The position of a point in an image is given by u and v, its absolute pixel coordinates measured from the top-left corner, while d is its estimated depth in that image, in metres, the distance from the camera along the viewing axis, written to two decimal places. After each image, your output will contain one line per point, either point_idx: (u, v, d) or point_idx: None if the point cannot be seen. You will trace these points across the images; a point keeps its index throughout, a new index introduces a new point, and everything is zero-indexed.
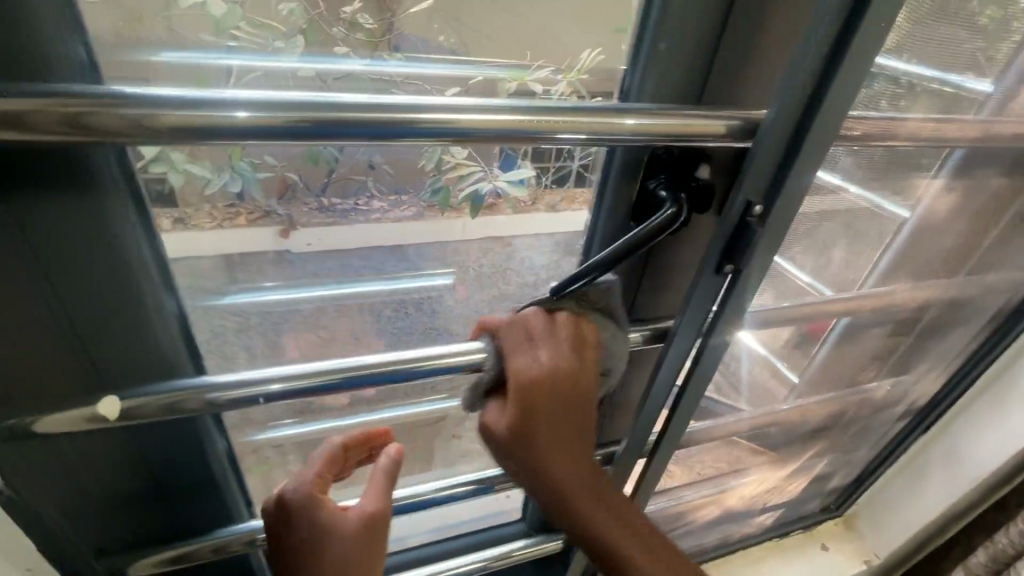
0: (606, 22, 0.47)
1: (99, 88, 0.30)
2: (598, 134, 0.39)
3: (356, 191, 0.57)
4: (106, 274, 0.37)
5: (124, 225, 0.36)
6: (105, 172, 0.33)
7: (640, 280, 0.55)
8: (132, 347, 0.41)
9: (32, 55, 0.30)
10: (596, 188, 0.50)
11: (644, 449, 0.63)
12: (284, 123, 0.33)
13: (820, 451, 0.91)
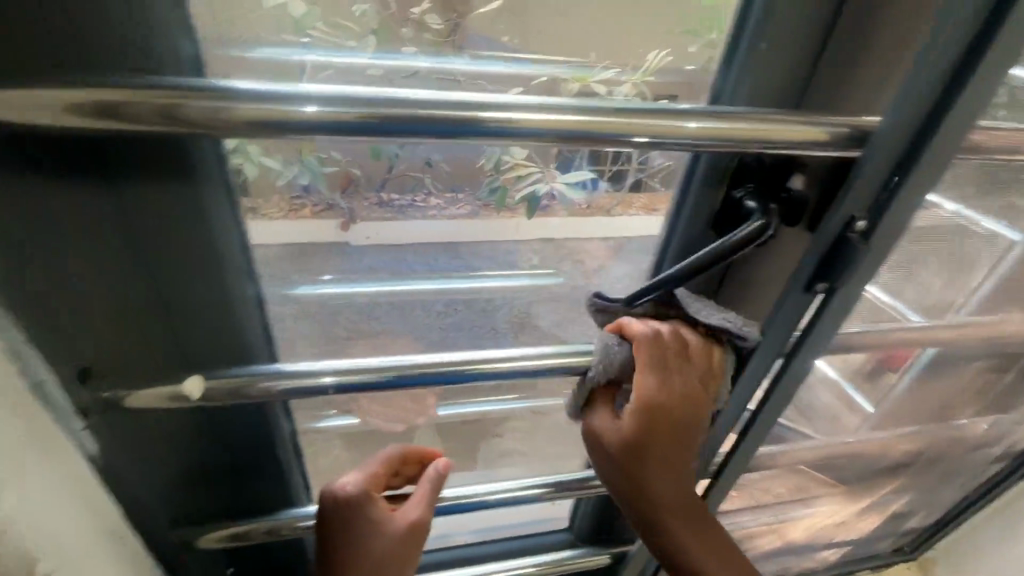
0: (676, 22, 0.46)
1: (202, 81, 0.31)
2: (667, 138, 0.37)
3: (412, 188, 0.55)
4: (198, 259, 0.38)
5: (214, 217, 0.37)
6: (202, 162, 0.35)
7: (716, 293, 0.53)
8: (215, 330, 0.43)
9: (146, 49, 0.32)
10: (675, 195, 0.48)
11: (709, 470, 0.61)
12: (361, 122, 0.33)
13: (898, 488, 0.84)
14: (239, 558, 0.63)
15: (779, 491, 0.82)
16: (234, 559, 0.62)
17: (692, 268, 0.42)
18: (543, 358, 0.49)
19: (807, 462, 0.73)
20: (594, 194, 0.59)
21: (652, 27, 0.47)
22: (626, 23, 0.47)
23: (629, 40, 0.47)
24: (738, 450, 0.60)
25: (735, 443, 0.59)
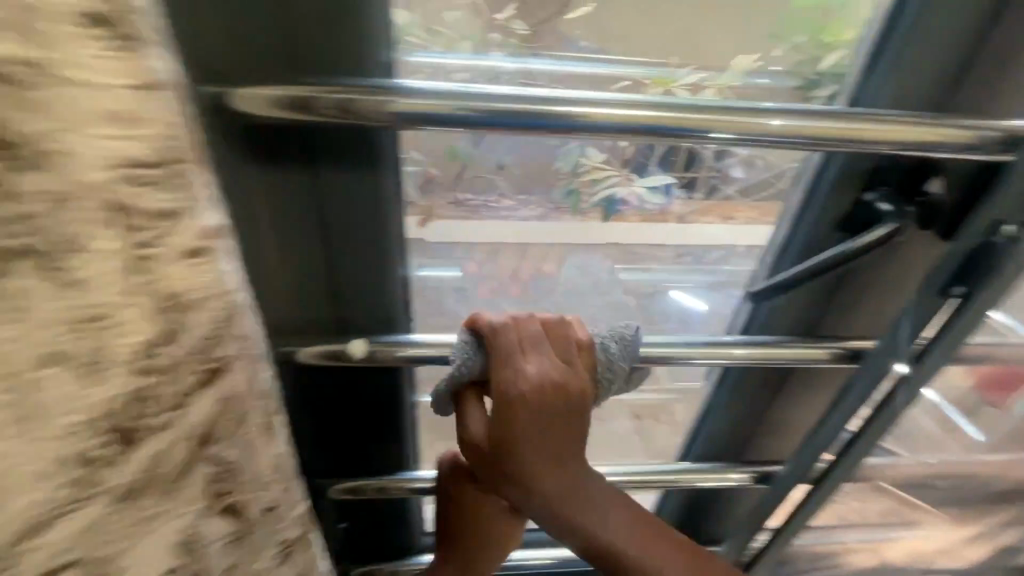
0: (762, 30, 0.48)
1: (384, 82, 0.37)
2: (746, 134, 0.39)
3: (483, 190, 0.59)
4: (363, 234, 0.44)
5: (387, 205, 0.43)
6: (384, 153, 0.41)
7: (835, 292, 0.58)
8: (369, 299, 0.48)
9: (340, 56, 0.37)
10: (802, 197, 0.53)
11: (811, 476, 0.66)
12: (464, 113, 0.36)
13: (1012, 519, 0.78)
14: (351, 515, 0.69)
15: (868, 510, 0.81)
16: (347, 516, 0.69)
17: (809, 272, 0.52)
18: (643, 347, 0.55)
19: (904, 478, 0.71)
20: (670, 199, 0.62)
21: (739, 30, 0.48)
22: (709, 24, 0.47)
23: (713, 40, 0.48)
24: (843, 460, 0.62)
25: (840, 453, 0.62)
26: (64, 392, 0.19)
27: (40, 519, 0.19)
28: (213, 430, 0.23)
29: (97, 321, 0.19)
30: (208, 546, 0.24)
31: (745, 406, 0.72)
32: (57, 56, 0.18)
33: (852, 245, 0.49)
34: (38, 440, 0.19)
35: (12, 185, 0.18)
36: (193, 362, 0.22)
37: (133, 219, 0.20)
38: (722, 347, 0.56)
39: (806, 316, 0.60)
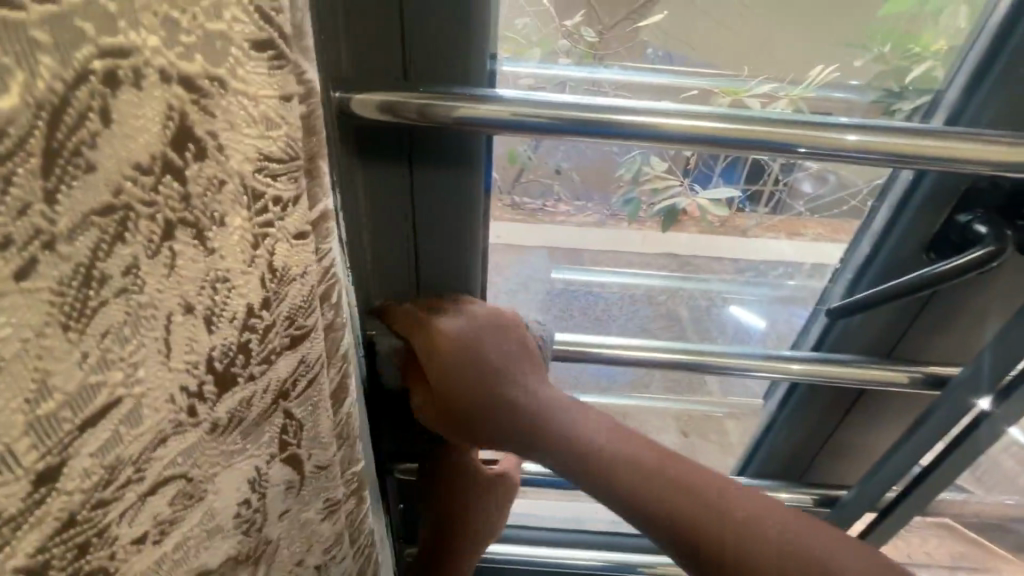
0: (837, 42, 0.47)
1: (471, 90, 0.39)
2: (817, 147, 0.39)
3: (541, 193, 0.61)
4: (451, 226, 0.49)
5: (474, 198, 0.47)
6: (476, 151, 0.44)
7: (918, 315, 0.57)
8: (450, 285, 0.53)
9: (430, 64, 0.40)
10: (884, 217, 0.54)
11: (877, 505, 0.67)
12: (528, 120, 0.39)
13: None
14: (408, 498, 0.72)
15: (933, 547, 0.80)
16: (404, 498, 0.72)
17: (887, 294, 0.53)
18: (704, 360, 0.59)
19: (971, 514, 0.70)
20: (731, 210, 0.62)
21: (810, 38, 0.47)
22: (784, 32, 0.47)
23: (783, 50, 0.48)
24: (913, 491, 0.64)
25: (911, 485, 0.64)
26: (190, 335, 0.20)
27: (159, 438, 0.21)
28: (293, 383, 0.25)
29: (226, 284, 0.20)
30: (270, 478, 0.27)
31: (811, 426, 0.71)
32: (236, 66, 0.18)
33: (932, 270, 0.49)
34: (168, 373, 0.20)
35: (190, 179, 0.18)
36: (287, 327, 0.24)
37: (267, 204, 0.21)
38: (782, 360, 0.58)
39: (884, 337, 0.59)
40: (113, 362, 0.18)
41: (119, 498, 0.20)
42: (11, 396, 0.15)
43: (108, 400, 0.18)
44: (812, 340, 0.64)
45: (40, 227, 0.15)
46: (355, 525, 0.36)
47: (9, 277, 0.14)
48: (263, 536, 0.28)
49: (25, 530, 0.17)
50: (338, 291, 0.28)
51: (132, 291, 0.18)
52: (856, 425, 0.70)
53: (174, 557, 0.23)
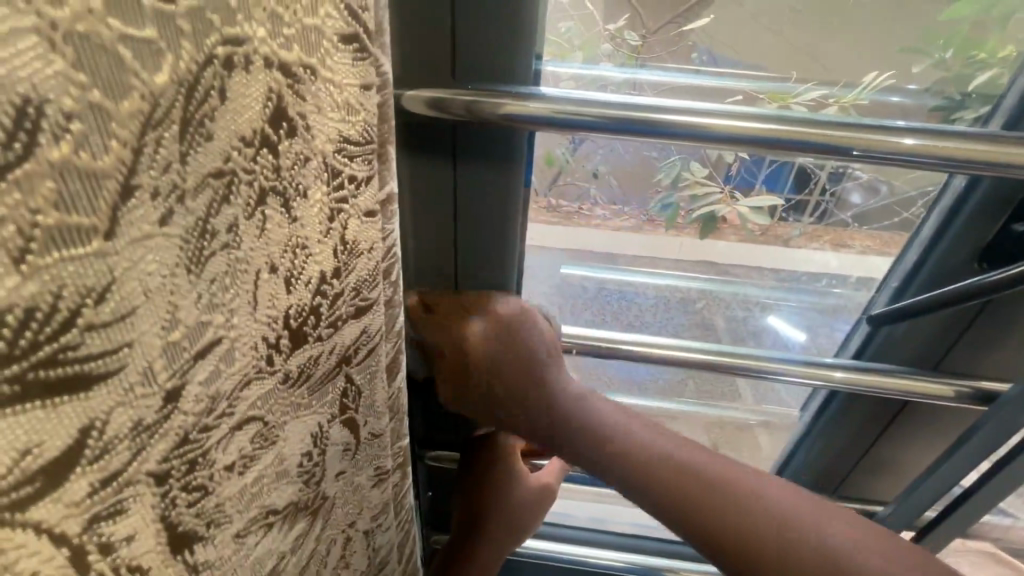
0: (887, 47, 0.47)
1: (518, 89, 0.41)
2: (873, 151, 0.39)
3: (577, 196, 0.62)
4: (492, 218, 0.50)
5: (513, 193, 0.49)
6: (518, 147, 0.46)
7: (968, 326, 0.55)
8: (489, 276, 0.54)
9: (480, 64, 0.42)
10: (935, 222, 0.53)
11: (915, 522, 0.66)
12: (572, 117, 0.40)
13: None
14: (437, 486, 0.74)
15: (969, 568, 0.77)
16: (433, 486, 0.74)
17: (931, 300, 0.53)
18: (741, 363, 0.58)
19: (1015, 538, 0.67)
20: (774, 220, 0.61)
21: (859, 44, 0.47)
22: (831, 38, 0.47)
23: (830, 55, 0.48)
24: (955, 511, 0.62)
25: (954, 505, 0.62)
26: (275, 291, 0.21)
27: (246, 378, 0.20)
28: (354, 350, 0.27)
29: (306, 252, 0.22)
30: (330, 435, 0.27)
31: (847, 439, 0.69)
32: (326, 56, 0.20)
33: (982, 280, 0.49)
34: (257, 324, 0.20)
35: (281, 154, 0.19)
36: (353, 297, 0.25)
37: (343, 182, 0.23)
38: (823, 368, 0.57)
39: (929, 350, 0.58)
40: (218, 306, 0.18)
41: (217, 428, 0.19)
42: (152, 321, 0.15)
43: (211, 338, 0.18)
44: (853, 349, 0.63)
45: (177, 188, 0.15)
46: (399, 499, 0.39)
47: (156, 223, 0.15)
48: (323, 492, 0.28)
49: (159, 455, 0.17)
50: (395, 270, 0.30)
51: (233, 248, 0.18)
52: (896, 440, 0.68)
53: (263, 505, 0.23)
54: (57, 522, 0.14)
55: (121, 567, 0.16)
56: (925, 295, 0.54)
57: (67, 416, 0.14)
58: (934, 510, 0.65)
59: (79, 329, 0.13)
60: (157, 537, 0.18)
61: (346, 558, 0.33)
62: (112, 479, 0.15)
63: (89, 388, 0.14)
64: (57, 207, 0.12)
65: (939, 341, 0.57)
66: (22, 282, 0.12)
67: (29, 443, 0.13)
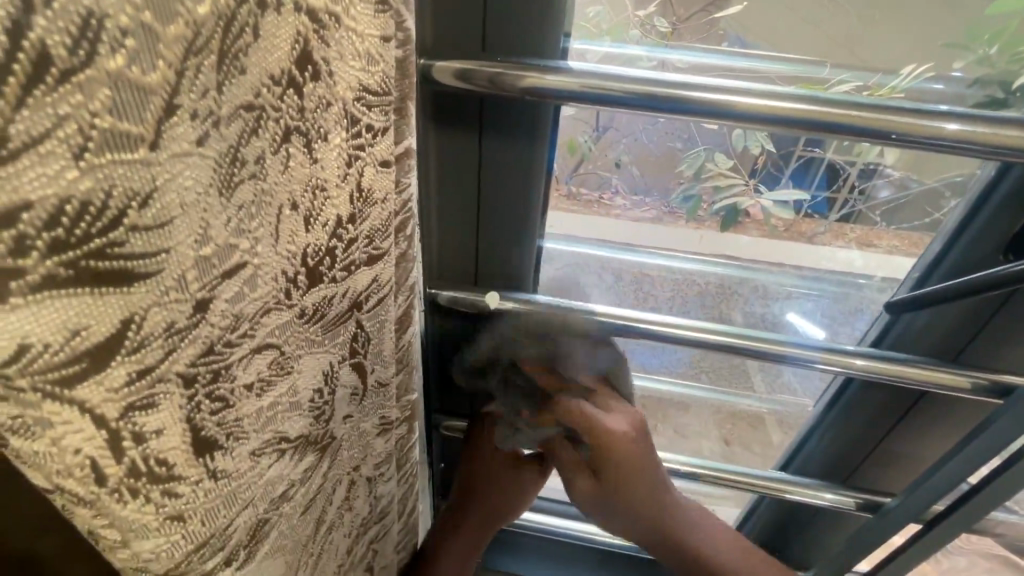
0: (927, 38, 0.46)
1: (536, 62, 0.41)
2: (914, 136, 0.38)
3: (598, 185, 0.62)
4: (514, 188, 0.51)
5: (536, 171, 0.50)
6: (542, 123, 0.47)
7: (991, 316, 0.55)
8: (509, 248, 0.55)
9: (507, 38, 0.42)
10: (964, 209, 0.52)
11: (924, 514, 0.65)
12: (597, 92, 0.40)
13: None
14: (448, 457, 0.76)
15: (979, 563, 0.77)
16: (446, 457, 0.76)
17: (949, 292, 0.53)
18: (762, 344, 0.57)
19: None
20: (799, 215, 0.62)
21: (897, 33, 0.46)
22: (869, 28, 0.46)
23: (865, 44, 0.47)
24: (964, 506, 0.61)
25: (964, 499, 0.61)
26: (294, 228, 0.22)
27: (267, 306, 0.21)
28: (365, 297, 0.28)
29: (323, 194, 0.23)
30: (340, 376, 0.29)
31: (859, 429, 0.69)
32: (350, 7, 0.21)
33: (1003, 270, 0.48)
34: (277, 256, 0.21)
35: (306, 96, 0.20)
36: (366, 244, 0.27)
37: (361, 131, 0.24)
38: (841, 355, 0.57)
39: (945, 340, 0.58)
40: (244, 232, 0.19)
41: (237, 347, 0.20)
42: (187, 234, 0.17)
43: (238, 261, 0.19)
44: (873, 338, 0.63)
45: (214, 114, 0.16)
46: (401, 452, 0.41)
47: (193, 142, 0.16)
48: (331, 432, 0.30)
49: (188, 358, 0.18)
50: (410, 226, 0.31)
51: (260, 179, 0.19)
52: (908, 433, 0.68)
53: (277, 430, 0.25)
54: (97, 403, 0.16)
55: (152, 457, 0.18)
56: (946, 285, 0.53)
57: (111, 305, 0.15)
58: (943, 503, 0.65)
59: (125, 228, 0.15)
60: (182, 438, 0.19)
61: (350, 500, 0.34)
62: (147, 373, 0.17)
63: (131, 284, 0.16)
64: (111, 112, 0.13)
65: (957, 333, 0.57)
66: (80, 175, 0.13)
67: (78, 325, 0.15)
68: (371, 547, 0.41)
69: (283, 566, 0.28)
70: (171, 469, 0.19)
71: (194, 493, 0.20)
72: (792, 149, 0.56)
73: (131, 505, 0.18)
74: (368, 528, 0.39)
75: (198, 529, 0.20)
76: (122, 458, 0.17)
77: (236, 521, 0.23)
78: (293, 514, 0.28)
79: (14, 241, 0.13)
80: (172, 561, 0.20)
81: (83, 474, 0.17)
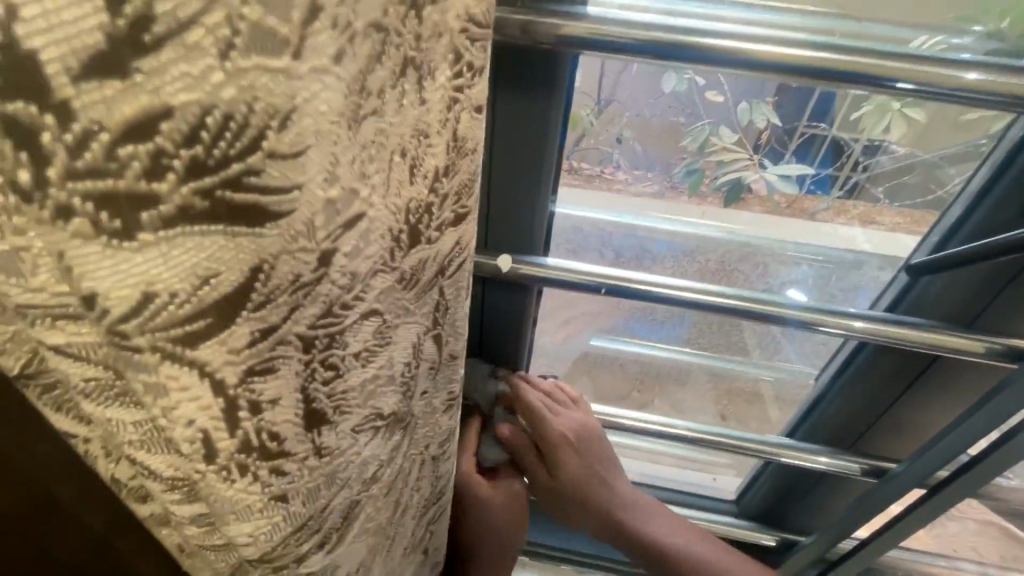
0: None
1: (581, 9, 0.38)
2: (925, 84, 0.37)
3: (601, 160, 0.60)
4: (532, 152, 0.49)
5: (551, 132, 0.48)
6: (560, 74, 0.44)
7: (1011, 279, 0.54)
8: (519, 215, 0.54)
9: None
10: (990, 170, 0.50)
11: (926, 481, 0.65)
12: (621, 41, 0.38)
13: None
14: None
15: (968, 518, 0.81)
16: None
17: (963, 255, 0.50)
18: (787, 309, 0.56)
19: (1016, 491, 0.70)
20: (801, 192, 0.62)
21: None
22: None
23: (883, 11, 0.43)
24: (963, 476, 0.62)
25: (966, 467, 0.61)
26: (401, 180, 0.22)
27: (376, 268, 0.22)
28: (449, 261, 0.28)
29: (425, 140, 0.23)
30: (423, 349, 0.30)
31: (863, 398, 0.69)
32: None
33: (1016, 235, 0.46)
34: (387, 212, 0.21)
35: (422, 19, 0.20)
36: (453, 203, 0.26)
37: (462, 70, 0.23)
38: (837, 316, 0.56)
39: (963, 305, 0.56)
40: (365, 177, 0.19)
41: (345, 318, 0.22)
42: (317, 169, 0.17)
43: (357, 212, 0.20)
44: (886, 303, 0.61)
45: (350, 29, 0.16)
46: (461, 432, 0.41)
47: (331, 58, 0.16)
48: (411, 409, 0.31)
49: (308, 320, 0.20)
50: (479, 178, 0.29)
51: (381, 115, 0.19)
52: (913, 403, 0.68)
53: (374, 406, 0.27)
54: (219, 366, 0.18)
55: (264, 430, 0.20)
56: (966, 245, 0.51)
57: (243, 250, 0.16)
58: (946, 471, 0.66)
59: (261, 154, 0.15)
60: (295, 411, 0.21)
61: (418, 481, 0.36)
62: (268, 334, 0.18)
63: (262, 224, 0.16)
64: (260, 4, 0.14)
65: (976, 296, 0.55)
66: (224, 81, 0.14)
67: (206, 272, 0.16)
68: (427, 530, 0.44)
69: (366, 541, 0.31)
70: (281, 445, 0.21)
71: (298, 470, 0.22)
72: (796, 125, 0.56)
73: (236, 484, 0.21)
74: (428, 508, 0.41)
75: (298, 510, 0.23)
76: (235, 431, 0.20)
77: (332, 504, 0.26)
78: (381, 493, 0.31)
79: (151, 159, 0.15)
80: (269, 544, 0.23)
81: (196, 447, 0.20)
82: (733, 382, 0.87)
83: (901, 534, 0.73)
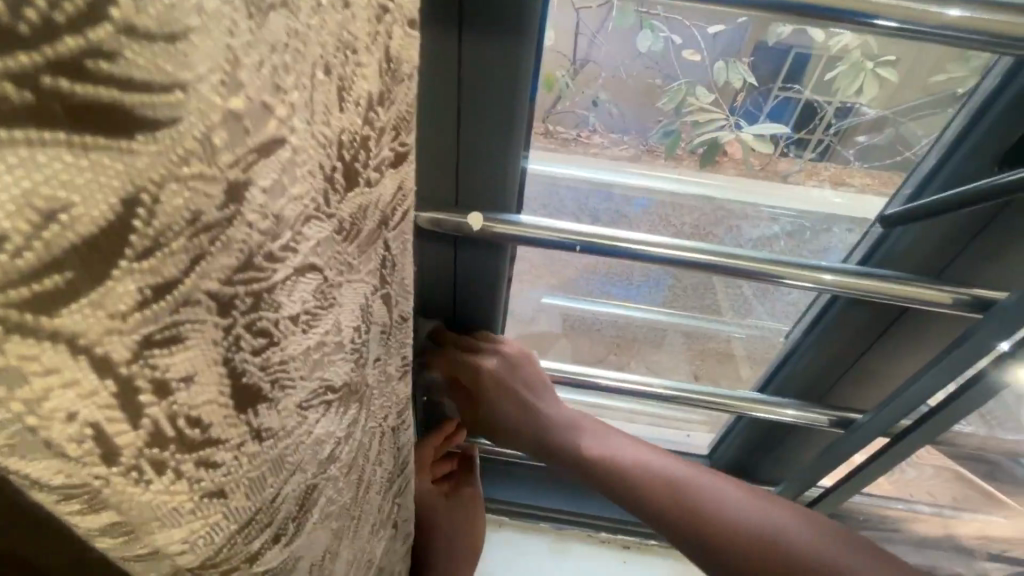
0: None
1: None
2: (909, 22, 0.35)
3: (576, 123, 0.57)
4: (498, 101, 0.46)
5: (525, 75, 0.44)
6: (532, 14, 0.41)
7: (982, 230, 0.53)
8: (489, 172, 0.51)
9: None
10: (968, 114, 0.47)
11: (892, 430, 0.67)
12: None
13: None
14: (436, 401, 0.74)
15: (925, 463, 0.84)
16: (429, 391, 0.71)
17: (937, 206, 0.49)
18: (761, 263, 0.55)
19: (973, 436, 0.73)
20: (776, 151, 0.60)
21: None
22: None
23: None
24: (921, 427, 0.63)
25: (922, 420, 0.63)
26: (330, 104, 0.20)
27: (307, 214, 0.20)
28: (391, 210, 0.27)
29: (354, 56, 0.20)
30: (372, 310, 0.29)
31: (830, 355, 0.71)
32: None
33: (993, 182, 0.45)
34: (314, 143, 0.19)
35: None
36: (392, 139, 0.25)
37: None
38: (811, 271, 0.55)
39: (932, 257, 0.56)
40: (281, 90, 0.17)
41: (275, 271, 0.19)
42: (210, 64, 0.14)
43: (274, 133, 0.17)
44: (858, 258, 0.60)
45: None
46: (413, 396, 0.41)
47: None
48: (365, 378, 0.30)
49: (222, 274, 0.17)
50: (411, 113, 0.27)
51: (294, 14, 0.16)
52: (877, 356, 0.69)
53: (322, 378, 0.25)
54: (98, 336, 0.14)
55: (180, 413, 0.17)
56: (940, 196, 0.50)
57: (106, 172, 0.13)
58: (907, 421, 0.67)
59: (114, 32, 0.12)
60: (218, 377, 0.18)
61: (380, 454, 0.35)
62: (165, 291, 0.15)
63: (133, 135, 0.13)
64: None
65: (943, 248, 0.55)
66: None
67: (51, 205, 0.12)
68: (395, 501, 0.43)
69: (328, 527, 0.30)
70: (207, 431, 0.18)
71: (234, 458, 0.20)
72: (770, 86, 0.55)
73: (154, 485, 0.17)
74: (394, 479, 0.41)
75: (241, 505, 0.21)
76: (139, 421, 0.16)
77: (284, 490, 0.24)
78: (339, 473, 0.29)
79: None
80: (211, 546, 0.20)
81: (88, 446, 0.15)
82: (705, 341, 0.88)
83: (864, 483, 0.75)
